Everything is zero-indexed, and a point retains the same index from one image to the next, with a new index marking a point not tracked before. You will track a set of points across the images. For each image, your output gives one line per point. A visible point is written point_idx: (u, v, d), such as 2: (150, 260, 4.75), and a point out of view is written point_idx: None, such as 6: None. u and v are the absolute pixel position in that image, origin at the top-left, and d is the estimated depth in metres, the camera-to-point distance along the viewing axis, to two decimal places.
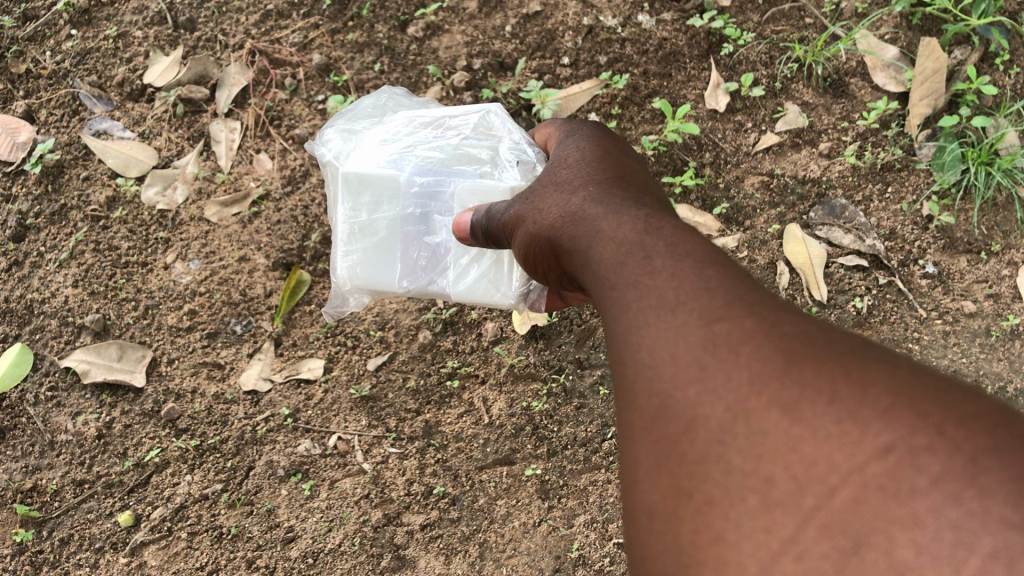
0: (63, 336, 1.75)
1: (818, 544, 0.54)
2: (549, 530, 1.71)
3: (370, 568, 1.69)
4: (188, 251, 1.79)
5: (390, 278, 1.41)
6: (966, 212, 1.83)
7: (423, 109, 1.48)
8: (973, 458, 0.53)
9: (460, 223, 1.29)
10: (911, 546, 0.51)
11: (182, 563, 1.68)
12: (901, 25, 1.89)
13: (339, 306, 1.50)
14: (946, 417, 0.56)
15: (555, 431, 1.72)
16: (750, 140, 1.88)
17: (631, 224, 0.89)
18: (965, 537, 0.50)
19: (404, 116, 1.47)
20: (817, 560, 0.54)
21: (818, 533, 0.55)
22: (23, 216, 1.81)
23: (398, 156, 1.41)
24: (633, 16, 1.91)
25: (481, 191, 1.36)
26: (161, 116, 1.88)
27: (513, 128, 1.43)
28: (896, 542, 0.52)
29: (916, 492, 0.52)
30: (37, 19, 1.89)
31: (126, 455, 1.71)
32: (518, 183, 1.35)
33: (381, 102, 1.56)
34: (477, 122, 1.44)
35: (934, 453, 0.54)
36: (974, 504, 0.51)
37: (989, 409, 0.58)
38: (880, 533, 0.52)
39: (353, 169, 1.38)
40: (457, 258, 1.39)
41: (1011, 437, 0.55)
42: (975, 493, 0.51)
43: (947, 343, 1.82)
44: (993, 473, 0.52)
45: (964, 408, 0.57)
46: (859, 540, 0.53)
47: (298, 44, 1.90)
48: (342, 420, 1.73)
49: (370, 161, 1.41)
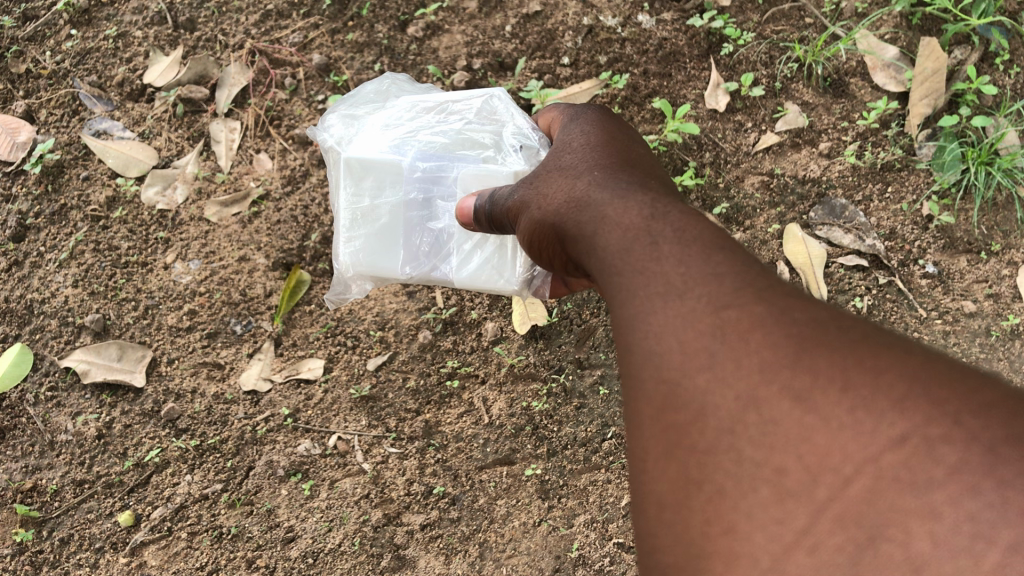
0: (63, 336, 1.75)
1: (833, 536, 0.56)
2: (549, 530, 1.71)
3: (370, 568, 1.68)
4: (189, 251, 1.79)
5: (391, 264, 1.41)
6: (966, 212, 1.83)
7: (424, 96, 1.48)
8: (989, 449, 0.55)
9: (462, 207, 1.28)
10: (928, 538, 0.54)
11: (182, 563, 1.68)
12: (901, 25, 1.89)
13: (342, 292, 1.50)
14: (960, 406, 0.57)
15: (555, 431, 1.72)
16: (750, 140, 1.88)
17: (637, 210, 0.89)
18: (983, 529, 0.53)
19: (405, 104, 1.47)
20: (832, 551, 0.56)
21: (833, 525, 0.56)
22: (24, 216, 1.81)
23: (400, 142, 1.41)
24: (633, 16, 1.91)
25: (485, 177, 1.36)
26: (161, 116, 1.88)
27: (516, 113, 1.44)
28: (912, 534, 0.54)
29: (933, 484, 0.54)
30: (37, 19, 1.89)
31: (126, 454, 1.71)
32: (521, 167, 1.35)
33: (383, 87, 1.56)
34: (480, 108, 1.44)
35: (949, 445, 0.55)
36: (989, 496, 0.53)
37: (999, 396, 0.59)
38: (896, 525, 0.55)
39: (355, 154, 1.39)
40: (460, 244, 1.40)
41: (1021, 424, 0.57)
42: (991, 486, 0.54)
43: (947, 343, 1.82)
44: (1008, 465, 0.54)
45: (976, 396, 0.58)
46: (874, 533, 0.55)
47: (298, 44, 1.90)
48: (342, 420, 1.73)
49: (372, 146, 1.41)
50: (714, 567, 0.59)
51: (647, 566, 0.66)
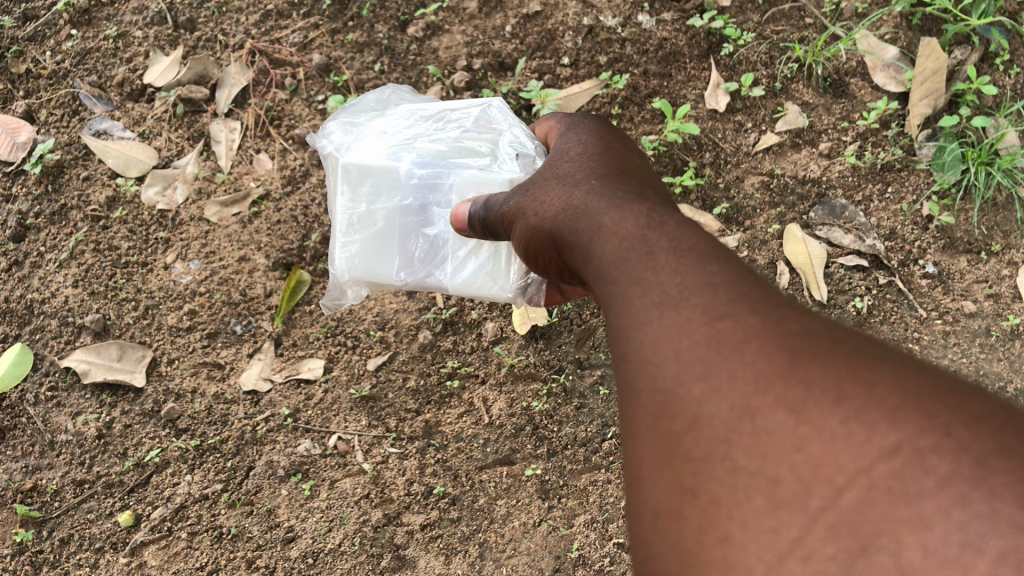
0: (63, 336, 1.75)
1: (825, 546, 0.54)
2: (549, 530, 1.71)
3: (370, 568, 1.68)
4: (189, 251, 1.79)
5: (387, 270, 1.41)
6: (966, 212, 1.83)
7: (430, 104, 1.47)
8: (979, 459, 0.53)
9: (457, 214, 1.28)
10: (920, 549, 0.51)
11: (181, 563, 1.68)
12: (901, 25, 1.89)
13: (338, 298, 1.50)
14: (953, 417, 0.56)
15: (555, 431, 1.72)
16: (750, 140, 1.88)
17: (632, 219, 0.89)
18: (973, 539, 0.50)
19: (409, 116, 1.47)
20: (823, 561, 0.54)
21: (824, 534, 0.54)
22: (23, 216, 1.82)
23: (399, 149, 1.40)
24: (633, 16, 1.91)
25: (481, 184, 1.36)
26: (161, 116, 1.88)
27: (514, 123, 1.44)
28: (904, 545, 0.51)
29: (925, 494, 0.52)
30: (37, 19, 1.90)
31: (126, 455, 1.70)
32: (517, 174, 1.35)
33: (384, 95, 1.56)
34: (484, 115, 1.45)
35: (941, 455, 0.54)
36: (982, 506, 0.51)
37: (995, 410, 0.57)
38: (888, 535, 0.52)
39: (353, 161, 1.39)
40: (455, 250, 1.39)
41: (1017, 439, 0.55)
42: (983, 496, 0.51)
43: (947, 343, 1.81)
44: (1001, 474, 0.52)
45: (970, 409, 0.57)
46: (866, 544, 0.53)
47: (298, 44, 1.91)
48: (342, 420, 1.73)
49: (370, 153, 1.41)
50: (707, 575, 0.58)
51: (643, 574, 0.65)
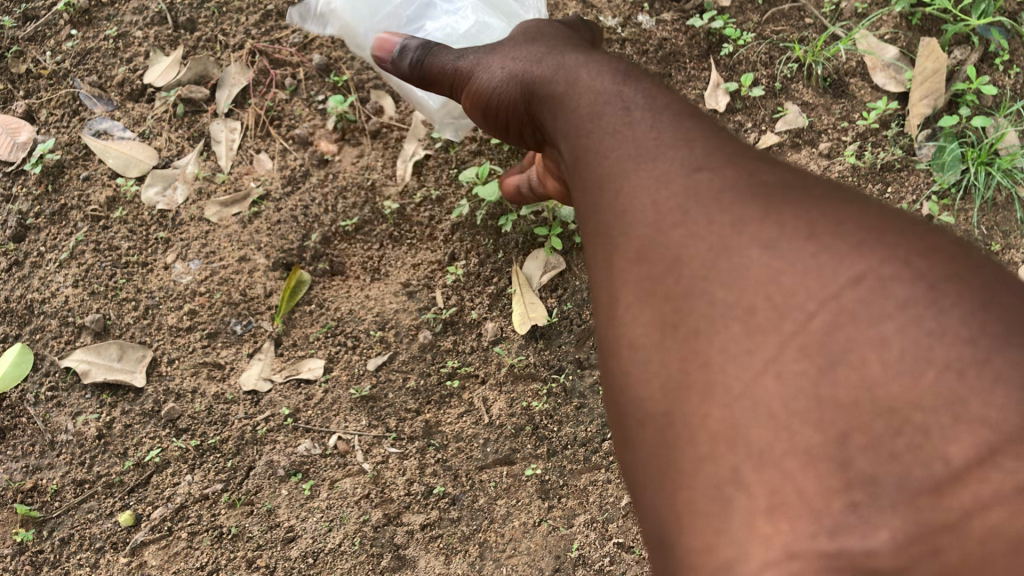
0: (63, 336, 1.75)
1: (797, 363, 0.66)
2: (549, 530, 1.68)
3: (370, 568, 1.65)
4: (189, 251, 1.80)
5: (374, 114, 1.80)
6: (966, 212, 1.82)
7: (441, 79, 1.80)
8: (935, 285, 0.65)
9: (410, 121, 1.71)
10: (883, 363, 0.63)
11: (182, 563, 1.65)
12: (901, 25, 1.92)
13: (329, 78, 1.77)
14: (910, 249, 0.68)
15: (555, 431, 1.71)
16: (750, 140, 1.88)
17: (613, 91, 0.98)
18: (928, 352, 0.62)
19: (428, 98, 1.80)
20: (794, 377, 0.65)
21: (798, 354, 0.66)
22: (24, 216, 1.83)
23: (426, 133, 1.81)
24: (633, 16, 1.92)
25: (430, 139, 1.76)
26: (161, 116, 1.90)
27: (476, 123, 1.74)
28: (870, 362, 0.63)
29: (886, 316, 0.64)
30: (37, 19, 1.94)
31: (126, 455, 1.69)
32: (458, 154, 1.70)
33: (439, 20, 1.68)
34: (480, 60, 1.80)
35: (901, 281, 0.65)
36: (940, 324, 0.63)
37: (952, 250, 0.70)
38: (855, 352, 0.64)
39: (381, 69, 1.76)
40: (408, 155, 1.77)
41: (967, 271, 0.67)
42: (937, 314, 0.63)
43: None
44: (958, 303, 0.64)
45: (930, 244, 0.69)
46: (833, 363, 0.64)
47: (298, 44, 1.94)
48: (342, 420, 1.71)
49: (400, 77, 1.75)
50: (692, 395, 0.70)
51: (628, 407, 0.77)
